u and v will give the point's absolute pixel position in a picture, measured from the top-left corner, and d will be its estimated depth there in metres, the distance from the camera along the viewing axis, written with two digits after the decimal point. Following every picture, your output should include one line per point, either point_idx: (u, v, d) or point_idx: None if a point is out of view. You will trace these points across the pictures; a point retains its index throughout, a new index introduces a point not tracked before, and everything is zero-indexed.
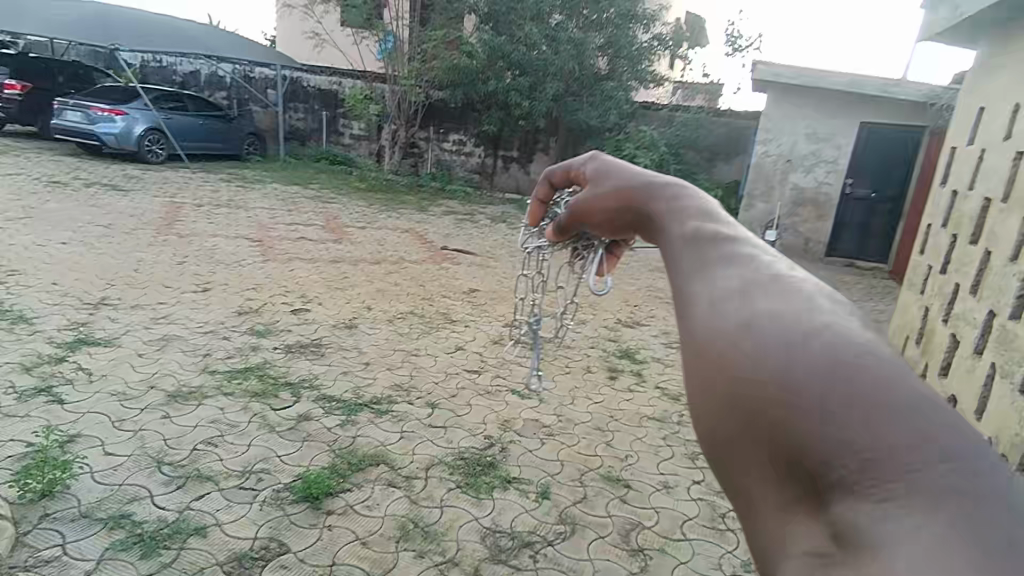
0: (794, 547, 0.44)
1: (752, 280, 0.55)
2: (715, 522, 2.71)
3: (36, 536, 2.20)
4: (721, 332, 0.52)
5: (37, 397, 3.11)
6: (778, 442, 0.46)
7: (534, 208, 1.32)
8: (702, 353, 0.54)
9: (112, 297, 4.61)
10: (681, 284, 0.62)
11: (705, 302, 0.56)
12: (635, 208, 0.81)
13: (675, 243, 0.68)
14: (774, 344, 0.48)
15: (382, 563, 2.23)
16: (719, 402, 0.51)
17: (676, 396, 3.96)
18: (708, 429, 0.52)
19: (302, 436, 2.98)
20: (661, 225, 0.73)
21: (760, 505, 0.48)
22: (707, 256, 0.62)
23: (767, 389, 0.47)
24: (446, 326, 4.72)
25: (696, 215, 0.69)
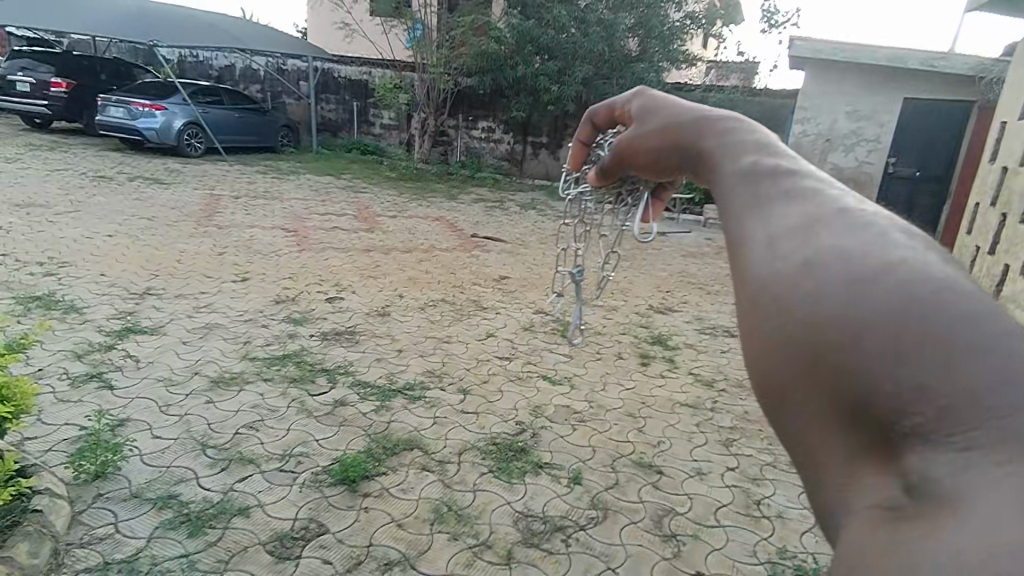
0: (861, 499, 0.43)
1: (816, 218, 0.53)
2: (749, 509, 2.69)
3: (91, 515, 2.31)
4: (782, 277, 0.50)
5: (89, 383, 3.26)
6: (843, 386, 0.44)
7: (576, 150, 1.31)
8: (759, 298, 0.52)
9: (156, 287, 4.79)
10: (736, 227, 0.60)
11: (762, 246, 0.55)
12: (682, 146, 0.77)
13: (727, 183, 0.65)
14: (840, 284, 0.46)
15: (417, 545, 2.28)
16: (778, 346, 0.49)
17: (709, 381, 3.92)
18: (765, 374, 0.50)
19: (338, 421, 3.06)
20: (712, 164, 0.70)
21: (823, 452, 0.47)
22: (765, 193, 0.59)
23: (829, 332, 0.45)
24: (477, 313, 4.75)
25: (751, 150, 0.66)
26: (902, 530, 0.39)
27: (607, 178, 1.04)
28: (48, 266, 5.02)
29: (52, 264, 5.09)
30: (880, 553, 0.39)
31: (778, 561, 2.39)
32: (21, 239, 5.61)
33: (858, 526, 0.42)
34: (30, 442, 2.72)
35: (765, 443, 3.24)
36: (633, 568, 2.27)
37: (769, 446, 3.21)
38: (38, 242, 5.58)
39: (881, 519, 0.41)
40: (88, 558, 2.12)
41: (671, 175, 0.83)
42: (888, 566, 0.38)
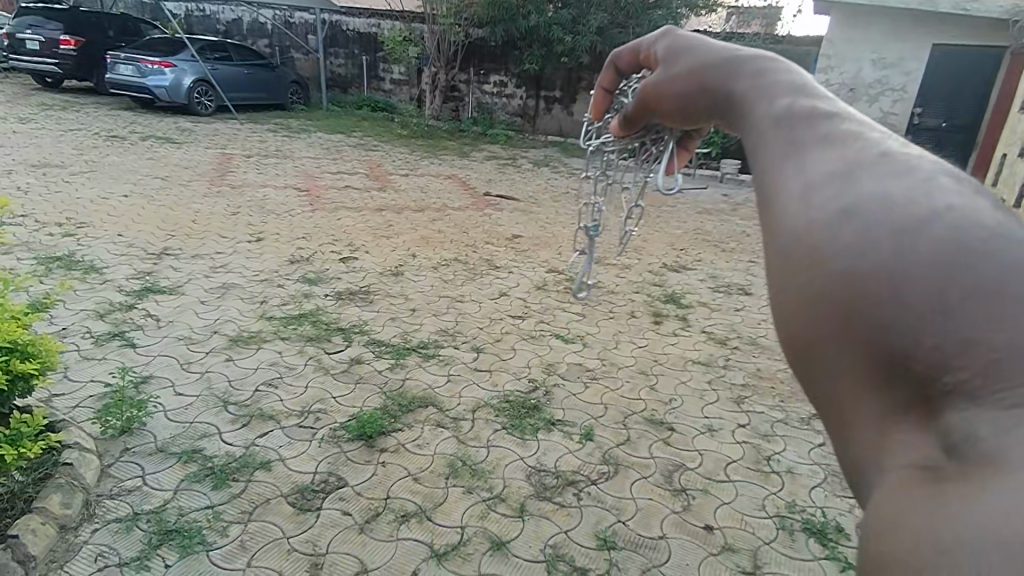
0: (897, 460, 0.41)
1: (856, 167, 0.51)
2: (759, 464, 2.73)
3: (119, 468, 2.41)
4: (820, 227, 0.48)
5: (112, 341, 3.34)
6: (881, 342, 0.42)
7: (598, 99, 1.25)
8: (792, 250, 0.50)
9: (173, 248, 4.84)
10: (768, 174, 0.58)
11: (798, 195, 0.52)
12: (710, 91, 0.75)
13: (759, 127, 0.63)
14: (879, 232, 0.45)
15: (432, 498, 2.35)
16: (812, 297, 0.47)
17: (722, 339, 3.93)
18: (792, 325, 0.49)
19: (355, 378, 3.12)
20: (742, 109, 0.68)
21: (853, 410, 0.45)
22: (798, 140, 0.57)
23: (869, 283, 0.43)
24: (489, 272, 4.75)
25: (785, 93, 0.64)
26: (940, 491, 0.37)
27: (631, 126, 1.01)
28: (67, 227, 5.07)
29: (70, 224, 5.15)
30: (912, 516, 0.38)
31: (787, 514, 2.44)
32: (40, 199, 5.66)
33: (890, 487, 0.41)
34: (58, 398, 2.81)
35: (776, 400, 3.26)
36: (643, 522, 2.33)
37: (781, 403, 3.23)
38: (56, 202, 5.63)
39: (918, 480, 0.39)
40: (119, 509, 2.22)
41: (695, 120, 0.81)
42: (921, 529, 0.37)
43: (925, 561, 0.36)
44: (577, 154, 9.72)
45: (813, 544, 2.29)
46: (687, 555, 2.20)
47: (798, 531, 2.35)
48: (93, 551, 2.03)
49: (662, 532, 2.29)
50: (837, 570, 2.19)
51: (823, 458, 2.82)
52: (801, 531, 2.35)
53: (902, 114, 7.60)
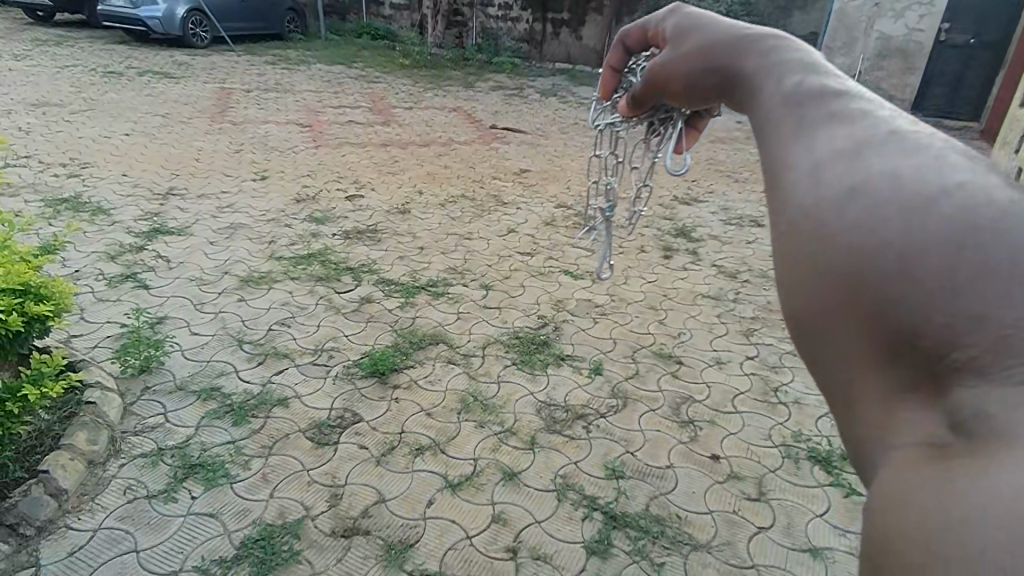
0: (902, 439, 0.41)
1: (866, 146, 0.51)
2: (766, 395, 2.77)
3: (142, 406, 2.48)
4: (829, 204, 0.49)
5: (125, 283, 3.37)
6: (888, 319, 0.43)
7: (605, 79, 1.18)
8: (801, 229, 0.51)
9: (177, 187, 4.80)
10: (779, 152, 0.58)
11: (807, 173, 0.53)
12: (716, 69, 0.73)
13: (770, 103, 0.63)
14: (888, 210, 0.45)
15: (446, 432, 2.42)
16: (819, 278, 0.48)
17: (733, 273, 3.90)
18: (799, 303, 0.50)
19: (366, 317, 3.15)
20: (751, 89, 0.67)
21: (858, 389, 0.45)
22: (809, 120, 0.57)
23: (876, 261, 0.44)
24: (497, 208, 4.69)
25: (795, 70, 0.63)
26: (947, 467, 0.38)
27: (640, 106, 0.97)
28: (71, 167, 5.03)
29: (74, 165, 5.10)
30: (918, 492, 0.38)
31: (793, 444, 2.49)
32: (41, 140, 5.59)
33: (897, 464, 0.41)
34: (77, 339, 2.87)
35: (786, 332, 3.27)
36: (651, 452, 2.39)
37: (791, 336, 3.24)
38: (58, 142, 5.56)
39: (925, 457, 0.39)
40: (143, 444, 2.30)
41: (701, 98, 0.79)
42: (929, 506, 0.37)
43: (932, 534, 0.36)
44: (585, 82, 9.39)
45: (817, 472, 2.36)
46: (694, 482, 2.27)
47: (803, 459, 2.41)
48: (121, 484, 2.13)
49: (669, 461, 2.36)
50: (840, 496, 2.26)
51: None
52: (805, 459, 2.41)
53: (929, 31, 7.04)
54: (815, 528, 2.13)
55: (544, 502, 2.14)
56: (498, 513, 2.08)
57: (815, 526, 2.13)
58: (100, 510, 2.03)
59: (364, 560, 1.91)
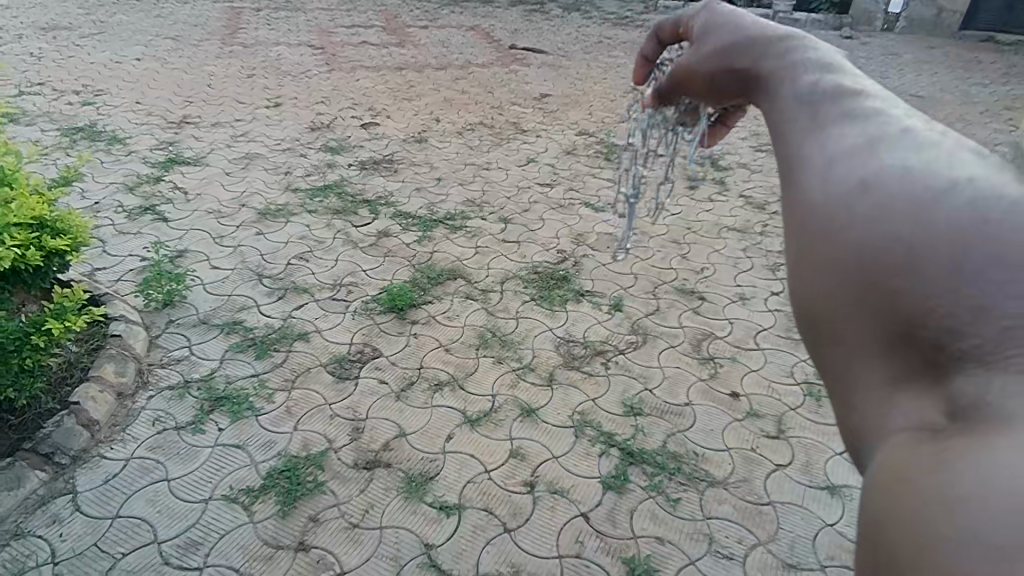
0: (897, 425, 0.40)
1: (877, 139, 0.48)
2: (790, 332, 2.71)
3: (167, 339, 2.53)
4: (836, 192, 0.47)
5: (144, 215, 3.36)
6: (891, 308, 0.41)
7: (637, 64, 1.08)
8: (807, 219, 0.48)
9: (191, 115, 4.70)
10: (791, 140, 0.53)
11: (815, 163, 0.50)
12: (737, 68, 0.65)
13: (783, 97, 0.57)
14: (897, 204, 0.43)
15: (465, 368, 2.43)
16: (824, 276, 0.45)
17: (761, 205, 3.74)
18: (802, 295, 0.48)
19: (383, 252, 3.12)
20: (766, 85, 0.61)
21: (859, 385, 0.43)
22: (822, 109, 0.53)
23: (883, 255, 0.42)
24: (516, 137, 4.52)
25: (810, 62, 0.58)
26: (944, 449, 0.36)
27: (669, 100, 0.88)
28: (84, 95, 4.93)
29: (87, 92, 5.00)
30: (916, 473, 0.37)
31: (814, 381, 2.46)
32: (53, 65, 5.48)
33: (895, 447, 0.39)
34: (100, 273, 2.90)
35: None
36: (670, 389, 2.39)
37: None
38: (70, 68, 5.44)
39: (921, 442, 0.38)
40: (170, 377, 2.35)
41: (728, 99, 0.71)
42: (924, 485, 0.36)
43: (927, 510, 0.35)
44: None
45: None
46: (713, 419, 2.27)
47: (825, 398, 2.38)
48: (150, 415, 2.20)
49: (687, 399, 2.35)
50: None
51: None
52: (827, 397, 2.39)
53: None
54: (833, 466, 2.13)
55: (562, 438, 2.16)
56: (516, 448, 2.11)
57: (834, 464, 2.13)
58: (131, 439, 2.11)
59: (386, 492, 1.97)
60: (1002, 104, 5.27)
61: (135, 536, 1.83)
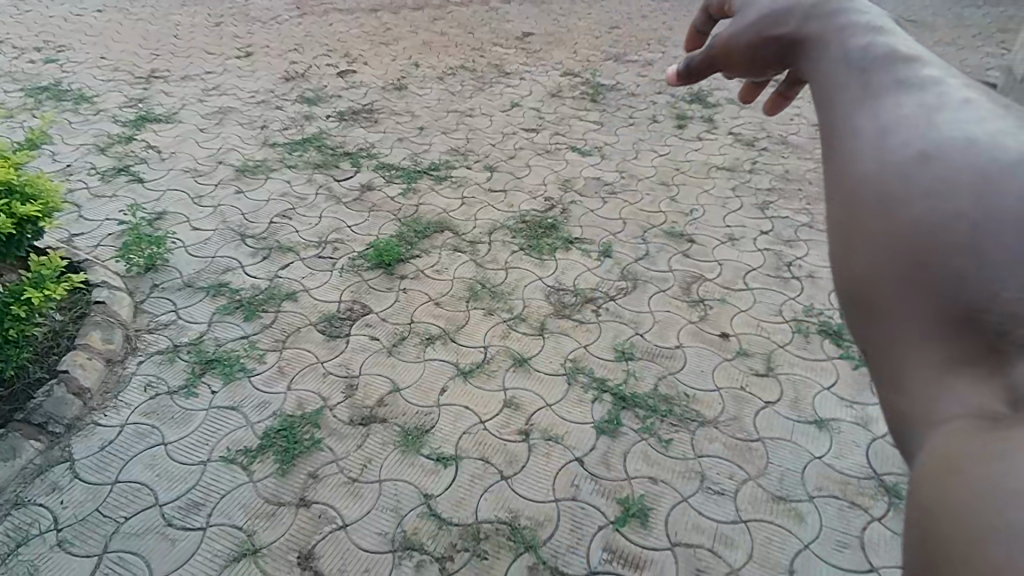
0: (949, 416, 0.36)
1: (939, 104, 0.43)
2: (779, 271, 2.71)
3: (152, 303, 2.50)
4: (891, 161, 0.42)
5: (119, 177, 3.26)
6: (953, 293, 0.37)
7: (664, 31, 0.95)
8: (855, 190, 0.43)
9: (159, 69, 4.50)
10: (838, 104, 0.48)
11: (866, 130, 0.45)
12: (778, 37, 0.55)
13: (828, 56, 0.51)
14: (962, 175, 0.39)
15: (455, 321, 2.43)
16: (874, 253, 0.41)
17: (750, 141, 3.68)
18: (843, 273, 0.43)
19: (367, 207, 3.06)
20: (808, 42, 0.54)
21: (909, 372, 0.39)
22: (873, 72, 0.47)
23: (945, 231, 0.38)
24: (499, 80, 4.38)
25: (861, 17, 0.51)
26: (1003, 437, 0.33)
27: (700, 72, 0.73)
28: (46, 51, 4.70)
29: (48, 48, 4.76)
30: (967, 460, 0.33)
31: (803, 319, 2.48)
32: (10, 20, 5.19)
33: (945, 435, 0.36)
34: (78, 239, 2.83)
35: (803, 203, 3.15)
36: (660, 333, 2.40)
37: (806, 208, 3.12)
38: (28, 23, 5.16)
39: (973, 429, 0.34)
40: (159, 342, 2.34)
41: (763, 75, 0.60)
42: (974, 474, 0.32)
43: (977, 496, 0.31)
44: None
45: (826, 346, 2.36)
46: (703, 361, 2.29)
47: (814, 334, 2.41)
48: (142, 381, 2.19)
49: (677, 341, 2.37)
50: (848, 369, 2.28)
51: None
52: (816, 334, 2.41)
53: None
54: (822, 400, 2.17)
55: (555, 386, 2.18)
56: (510, 398, 2.14)
57: (821, 398, 2.17)
58: (124, 406, 2.11)
59: (383, 446, 1.99)
60: (997, 26, 5.12)
61: (136, 499, 1.85)
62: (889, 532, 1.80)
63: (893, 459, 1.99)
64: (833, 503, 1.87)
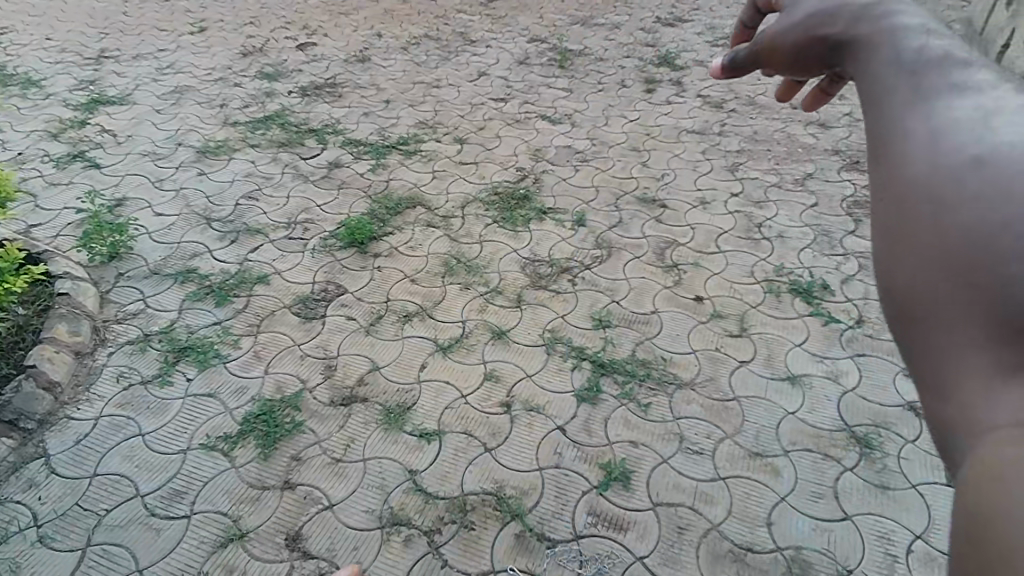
0: (993, 423, 0.38)
1: (990, 121, 0.47)
2: (751, 232, 2.75)
3: (118, 293, 2.43)
4: (942, 173, 0.46)
5: (74, 163, 3.14)
6: (999, 300, 0.40)
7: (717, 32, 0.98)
8: (906, 198, 0.48)
9: (109, 48, 4.30)
10: (889, 116, 0.53)
11: (918, 141, 0.49)
12: (826, 37, 0.64)
13: (882, 71, 0.56)
14: (1012, 188, 0.43)
15: (432, 297, 2.41)
16: (923, 258, 0.45)
17: (719, 104, 3.67)
18: (893, 278, 0.47)
19: (336, 185, 3.00)
20: (862, 53, 0.60)
21: (953, 377, 0.41)
22: (926, 89, 0.52)
23: (995, 239, 0.41)
24: (465, 49, 4.28)
25: (917, 36, 0.57)
26: None
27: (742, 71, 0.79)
28: None
29: None
30: (1013, 466, 0.35)
31: (774, 279, 2.52)
32: None
33: (990, 440, 0.37)
34: (35, 229, 2.73)
35: (772, 164, 3.17)
36: (636, 299, 2.42)
37: (776, 168, 3.14)
38: None
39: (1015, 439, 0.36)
40: (129, 331, 2.29)
41: (807, 73, 0.69)
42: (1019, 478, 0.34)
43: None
44: None
45: (798, 304, 2.41)
46: (678, 325, 2.33)
47: (785, 294, 2.45)
48: (114, 372, 2.15)
49: (653, 307, 2.40)
50: (818, 325, 2.34)
51: (814, 219, 2.82)
52: (787, 293, 2.46)
53: None
54: (794, 357, 2.22)
55: (534, 357, 2.20)
56: (490, 371, 2.15)
57: (793, 356, 2.23)
58: (97, 398, 2.07)
59: (365, 425, 2.00)
60: None
61: (116, 492, 1.83)
62: (860, 481, 1.87)
63: (863, 411, 2.06)
64: (807, 456, 1.93)
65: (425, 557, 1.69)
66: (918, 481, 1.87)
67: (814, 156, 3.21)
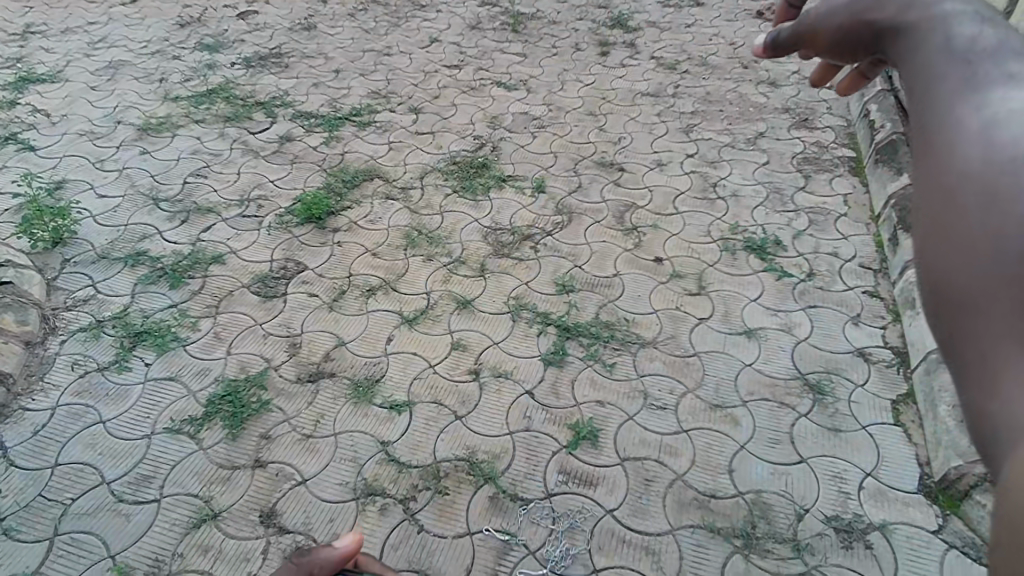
0: None
1: None
2: (706, 192, 2.80)
3: (66, 280, 2.34)
4: (990, 166, 0.44)
5: (5, 146, 2.97)
6: None
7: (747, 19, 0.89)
8: (952, 192, 0.45)
9: (32, 22, 4.03)
10: (936, 104, 0.50)
11: (968, 132, 0.46)
12: (873, 20, 0.59)
13: (928, 58, 0.53)
14: None
15: (394, 270, 2.40)
16: (966, 250, 0.43)
17: (672, 65, 3.69)
18: (932, 271, 0.45)
19: (289, 159, 2.92)
20: (906, 38, 0.56)
21: (991, 370, 0.39)
22: (979, 76, 0.49)
23: None
24: (415, 14, 4.17)
25: (970, 19, 0.53)
26: None
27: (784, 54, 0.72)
28: None
29: None
30: None
31: (730, 238, 2.59)
32: None
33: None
34: None
35: (725, 124, 3.22)
36: (598, 263, 2.46)
37: (729, 128, 3.19)
38: None
39: None
40: (80, 318, 2.21)
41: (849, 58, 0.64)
42: None
43: None
44: None
45: (752, 261, 2.49)
46: (640, 286, 2.38)
47: (740, 251, 2.53)
48: (68, 361, 2.08)
49: (615, 270, 2.44)
50: (772, 280, 2.42)
51: (766, 177, 2.89)
52: (742, 251, 2.53)
53: None
54: (749, 312, 2.30)
55: (499, 325, 2.22)
56: (457, 340, 2.16)
57: (749, 311, 2.31)
58: (52, 388, 2.01)
59: (334, 401, 1.99)
60: None
61: (80, 480, 1.80)
62: (815, 425, 1.97)
63: (816, 359, 2.16)
64: (764, 405, 2.02)
65: (401, 524, 1.72)
66: (867, 423, 1.98)
67: (765, 116, 3.27)
